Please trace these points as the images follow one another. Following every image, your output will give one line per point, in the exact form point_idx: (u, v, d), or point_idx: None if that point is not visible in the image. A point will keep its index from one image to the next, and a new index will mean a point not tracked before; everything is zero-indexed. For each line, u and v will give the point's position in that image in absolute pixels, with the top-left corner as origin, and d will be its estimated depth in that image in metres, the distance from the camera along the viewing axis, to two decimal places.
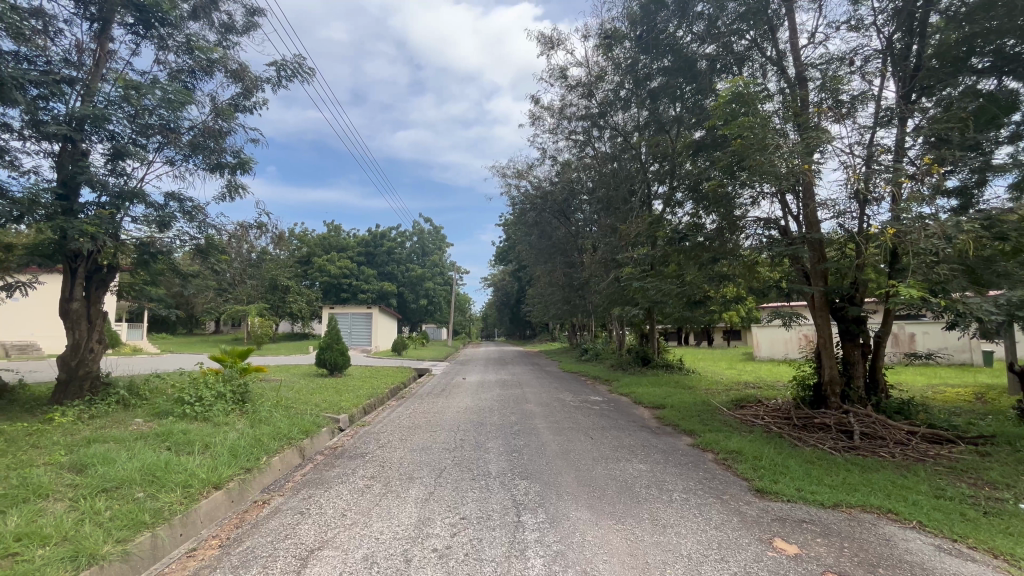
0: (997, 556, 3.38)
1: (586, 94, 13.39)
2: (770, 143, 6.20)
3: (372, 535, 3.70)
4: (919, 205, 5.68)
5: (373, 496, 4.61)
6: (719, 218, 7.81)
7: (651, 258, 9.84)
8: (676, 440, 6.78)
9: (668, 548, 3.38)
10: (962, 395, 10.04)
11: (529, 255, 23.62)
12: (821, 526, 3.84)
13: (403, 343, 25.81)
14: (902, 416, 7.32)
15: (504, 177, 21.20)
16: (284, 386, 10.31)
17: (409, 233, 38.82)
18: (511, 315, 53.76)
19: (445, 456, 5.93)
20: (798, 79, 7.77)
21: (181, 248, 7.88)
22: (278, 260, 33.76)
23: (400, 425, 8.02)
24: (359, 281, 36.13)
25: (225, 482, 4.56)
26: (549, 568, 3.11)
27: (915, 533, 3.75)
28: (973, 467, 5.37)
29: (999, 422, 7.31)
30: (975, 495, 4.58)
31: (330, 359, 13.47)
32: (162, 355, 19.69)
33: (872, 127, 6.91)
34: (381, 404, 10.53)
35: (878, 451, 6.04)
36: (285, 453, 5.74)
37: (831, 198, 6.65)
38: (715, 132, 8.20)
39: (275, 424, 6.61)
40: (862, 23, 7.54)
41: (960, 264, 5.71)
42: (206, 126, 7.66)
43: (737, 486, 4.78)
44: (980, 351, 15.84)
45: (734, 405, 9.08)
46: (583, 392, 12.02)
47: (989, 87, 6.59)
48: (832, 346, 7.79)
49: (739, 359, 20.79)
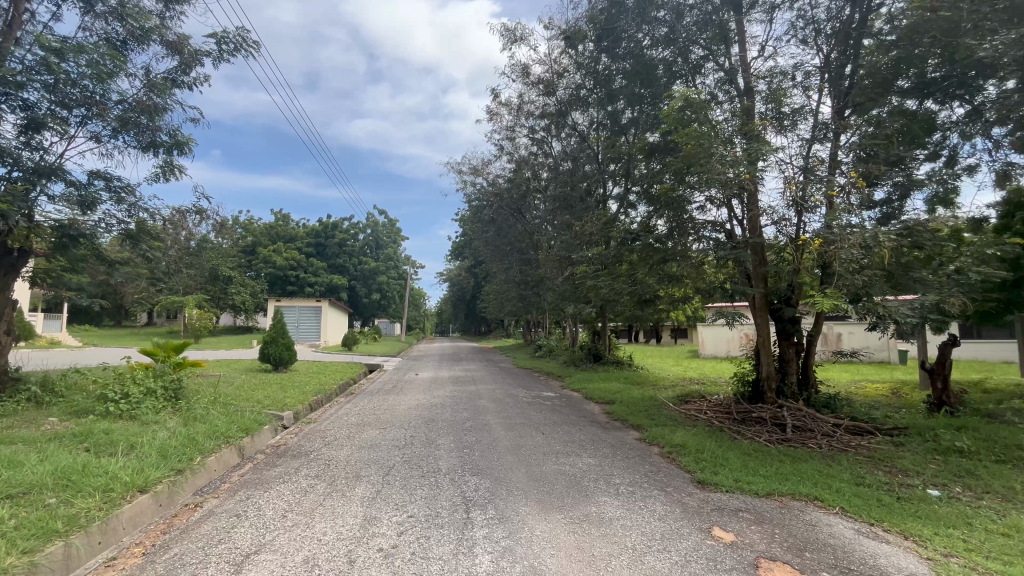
0: (907, 538, 3.68)
1: (546, 92, 13.46)
2: (717, 150, 6.47)
3: (314, 537, 3.54)
4: (848, 214, 6.12)
5: (317, 496, 4.43)
6: (671, 220, 8.02)
7: (604, 257, 10.03)
8: (624, 435, 6.98)
9: (614, 540, 3.46)
10: (882, 390, 10.94)
11: (484, 252, 23.68)
12: (754, 514, 4.05)
13: (354, 339, 25.11)
14: (830, 410, 7.85)
15: (460, 172, 21.00)
16: (223, 382, 9.71)
17: (362, 226, 37.84)
18: (466, 311, 53.68)
19: (395, 453, 5.80)
20: (746, 90, 8.13)
21: (107, 233, 7.27)
22: (218, 249, 32.12)
23: (348, 422, 7.76)
24: (307, 273, 34.94)
25: (152, 485, 4.23)
26: (496, 564, 3.10)
27: (837, 518, 4.03)
28: (889, 456, 5.85)
29: (912, 415, 8.00)
30: (890, 482, 4.99)
31: (275, 353, 12.85)
32: (61, 355, 14.67)
33: (810, 140, 7.36)
34: (328, 400, 10.13)
35: (808, 444, 6.45)
36: (222, 453, 5.42)
37: (771, 205, 7.02)
38: (668, 137, 8.47)
39: (212, 422, 6.22)
40: (802, 41, 8.03)
41: (882, 269, 6.21)
42: (139, 100, 6.99)
43: (680, 478, 4.97)
44: (896, 351, 17.36)
45: (679, 400, 9.45)
46: (536, 388, 12.18)
47: (913, 107, 7.04)
48: (770, 344, 8.24)
49: (685, 355, 21.78)
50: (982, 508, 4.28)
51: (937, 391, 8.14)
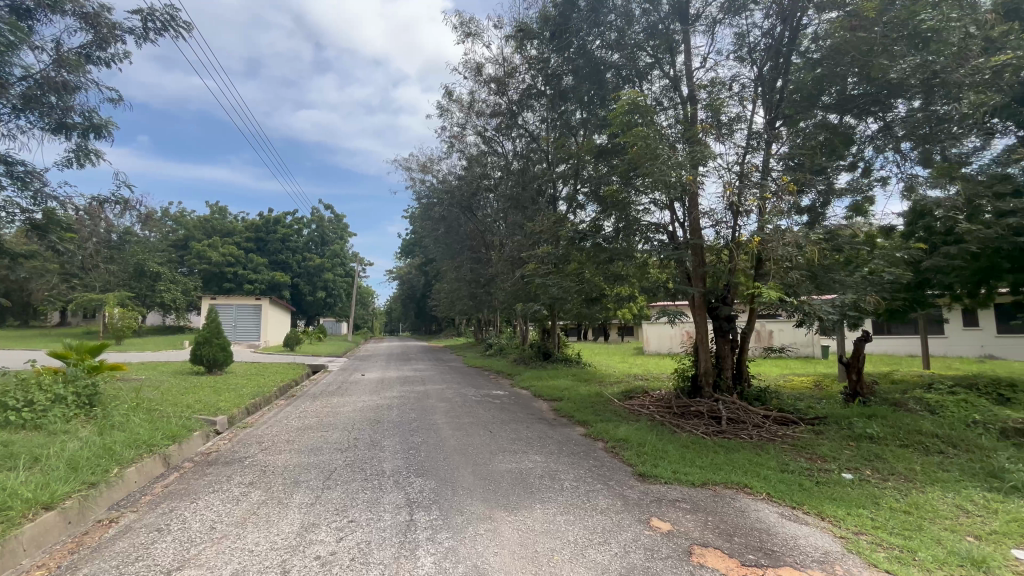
0: (824, 519, 3.99)
1: (498, 90, 13.46)
2: (661, 153, 6.70)
3: (246, 548, 3.35)
4: (777, 219, 6.54)
5: (250, 505, 4.20)
6: (618, 220, 8.23)
7: (553, 256, 10.16)
8: (570, 431, 7.11)
9: (556, 535, 3.51)
10: (805, 382, 11.80)
11: (435, 250, 23.41)
12: (690, 503, 4.24)
13: (297, 339, 24.02)
14: (761, 403, 8.35)
15: (409, 168, 20.61)
16: (147, 386, 8.98)
17: (307, 221, 36.32)
18: (416, 309, 52.85)
19: (337, 456, 5.61)
20: (689, 98, 8.52)
21: (9, 223, 6.65)
22: (145, 243, 29.72)
23: (287, 426, 7.42)
24: (246, 270, 33.07)
25: (59, 501, 3.84)
26: (439, 566, 3.06)
27: (764, 504, 4.30)
28: (810, 444, 6.32)
29: (831, 405, 8.67)
30: (810, 467, 5.38)
31: (209, 355, 12.07)
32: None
33: (746, 148, 7.79)
34: (267, 403, 9.63)
35: (740, 435, 6.85)
36: (144, 463, 5.02)
37: (711, 208, 7.38)
38: (616, 140, 8.69)
39: (132, 430, 5.74)
40: (739, 55, 8.47)
41: (807, 270, 6.68)
42: (46, 77, 6.33)
43: (622, 472, 5.12)
44: (819, 346, 18.83)
45: (623, 396, 9.73)
46: (485, 387, 12.16)
47: (834, 121, 7.59)
48: (707, 341, 8.66)
49: (630, 352, 22.51)
50: (888, 489, 4.71)
51: (853, 382, 8.87)
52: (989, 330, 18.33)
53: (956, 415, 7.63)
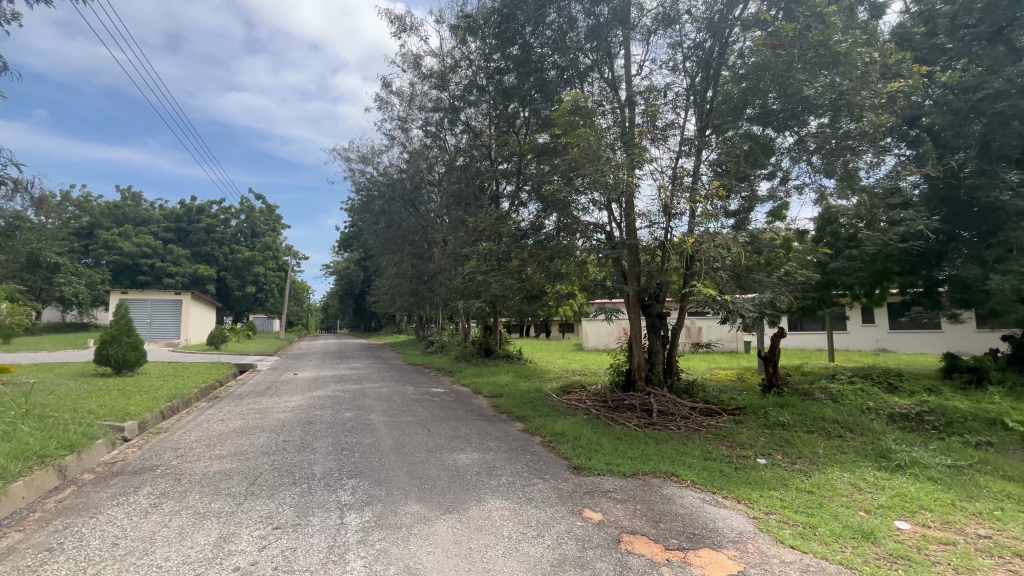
0: (740, 501, 4.29)
1: (440, 84, 13.26)
2: (602, 155, 6.89)
3: (154, 565, 3.09)
4: (706, 222, 6.92)
5: (162, 517, 3.87)
6: (559, 219, 8.38)
7: (495, 253, 10.17)
8: (509, 426, 7.17)
9: (490, 531, 3.52)
10: (729, 375, 12.65)
11: (375, 244, 22.74)
12: (621, 493, 4.41)
13: (223, 337, 22.46)
14: (689, 395, 8.83)
15: (348, 160, 19.87)
16: (41, 390, 8.03)
17: (234, 211, 34.03)
18: (355, 306, 51.10)
19: (263, 460, 5.30)
20: (627, 102, 8.82)
21: None
22: (40, 230, 26.55)
23: (208, 430, 6.91)
24: (164, 262, 30.43)
25: None
26: (369, 568, 2.97)
27: (688, 490, 4.55)
28: (730, 432, 6.77)
29: (750, 396, 9.34)
30: (729, 454, 5.78)
31: (116, 355, 10.98)
32: None
33: (678, 154, 8.19)
34: (186, 406, 8.91)
35: (669, 426, 7.22)
36: (35, 476, 4.48)
37: (646, 210, 7.69)
38: (557, 140, 8.82)
39: (20, 439, 5.10)
40: (673, 64, 8.88)
41: (731, 270, 7.14)
42: None
43: (558, 466, 5.23)
44: (742, 341, 20.27)
45: (561, 391, 9.95)
46: (425, 384, 11.99)
47: (757, 132, 8.13)
48: (641, 337, 9.03)
49: (570, 349, 23.08)
50: (795, 471, 5.15)
51: (769, 374, 9.61)
52: (882, 327, 20.53)
53: (853, 402, 8.49)
